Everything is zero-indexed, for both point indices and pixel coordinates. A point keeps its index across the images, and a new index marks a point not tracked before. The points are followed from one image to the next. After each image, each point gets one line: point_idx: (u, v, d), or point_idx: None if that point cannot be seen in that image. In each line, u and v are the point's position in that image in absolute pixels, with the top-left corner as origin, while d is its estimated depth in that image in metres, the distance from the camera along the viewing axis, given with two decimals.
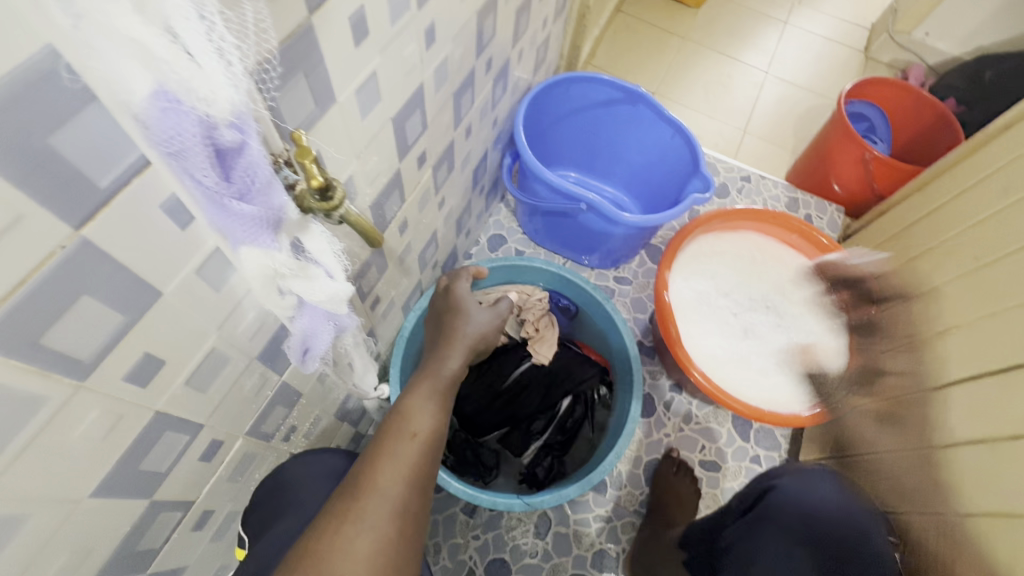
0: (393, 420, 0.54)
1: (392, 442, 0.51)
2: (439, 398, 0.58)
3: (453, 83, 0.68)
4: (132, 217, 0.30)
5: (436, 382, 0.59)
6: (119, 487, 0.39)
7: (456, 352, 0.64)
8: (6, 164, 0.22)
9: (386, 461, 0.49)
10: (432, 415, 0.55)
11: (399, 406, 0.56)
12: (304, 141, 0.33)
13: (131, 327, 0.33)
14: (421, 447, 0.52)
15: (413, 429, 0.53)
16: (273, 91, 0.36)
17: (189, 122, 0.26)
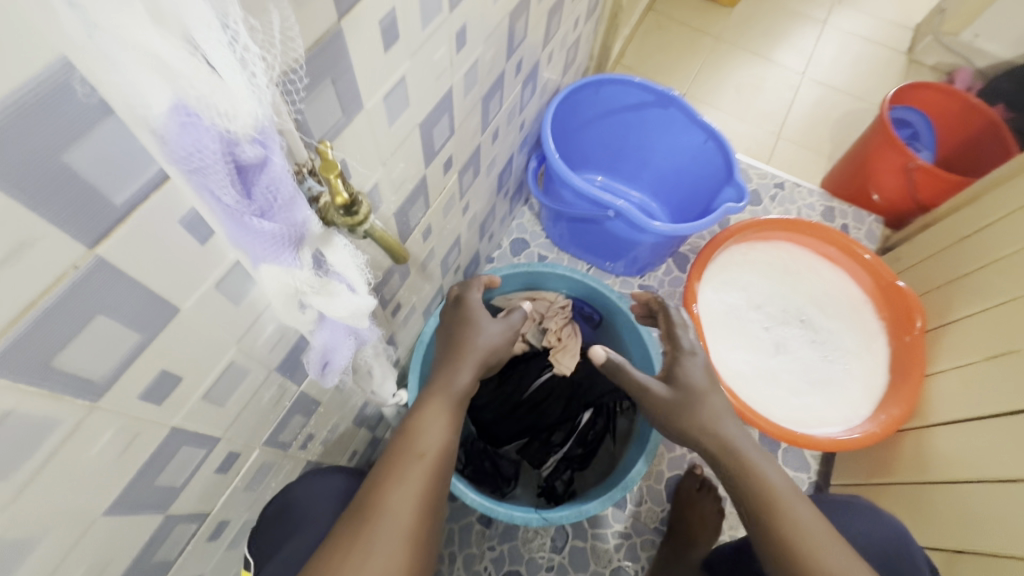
0: (402, 438, 0.52)
1: (401, 463, 0.49)
2: (449, 414, 0.55)
3: (482, 86, 0.65)
4: (150, 233, 0.28)
5: (447, 396, 0.57)
6: (133, 504, 0.38)
7: (466, 366, 0.59)
8: (18, 184, 0.21)
9: (395, 484, 0.48)
10: (442, 432, 0.53)
11: (408, 423, 0.54)
12: (329, 154, 0.32)
13: (147, 345, 0.32)
14: (431, 467, 0.50)
15: (422, 449, 0.51)
16: (299, 99, 0.34)
17: (210, 140, 0.24)
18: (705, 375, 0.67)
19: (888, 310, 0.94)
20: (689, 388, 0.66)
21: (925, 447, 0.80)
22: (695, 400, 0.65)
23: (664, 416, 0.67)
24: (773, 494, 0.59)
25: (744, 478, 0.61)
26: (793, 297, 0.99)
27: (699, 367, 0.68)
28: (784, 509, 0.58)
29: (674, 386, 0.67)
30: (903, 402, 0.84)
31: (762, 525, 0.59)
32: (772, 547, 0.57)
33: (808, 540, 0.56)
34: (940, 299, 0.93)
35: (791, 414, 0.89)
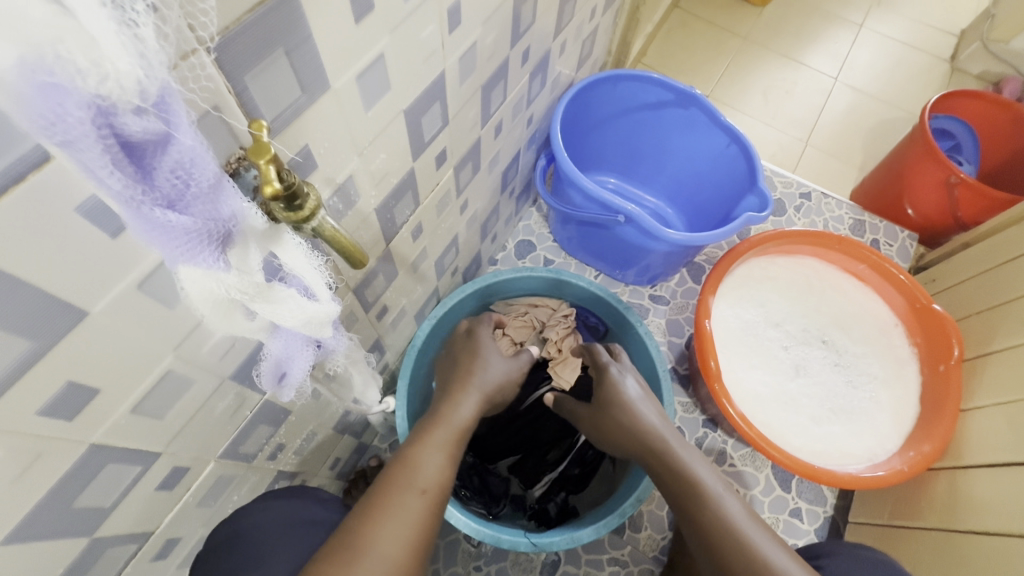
0: (400, 469, 0.51)
1: (398, 495, 0.48)
2: (449, 449, 0.55)
3: (482, 74, 0.60)
4: (30, 224, 0.23)
5: (449, 430, 0.56)
6: (45, 530, 0.34)
7: (469, 397, 0.60)
8: None
9: (389, 518, 0.46)
10: (440, 469, 0.52)
11: (405, 454, 0.53)
12: (262, 134, 0.26)
13: (46, 353, 0.27)
14: (430, 504, 0.49)
15: (423, 484, 0.50)
16: (236, 72, 0.29)
17: (77, 107, 0.19)
18: (629, 385, 0.68)
19: (921, 334, 0.86)
20: (611, 400, 0.67)
21: (960, 489, 0.72)
22: (619, 411, 0.66)
23: (602, 429, 0.69)
24: (698, 488, 0.58)
25: (671, 477, 0.61)
26: (816, 317, 0.92)
27: (620, 380, 0.68)
28: (712, 502, 0.57)
29: (602, 404, 0.68)
30: (935, 438, 0.76)
31: (692, 521, 0.58)
32: (704, 545, 0.56)
33: (733, 530, 0.55)
34: (981, 326, 0.85)
35: (809, 444, 0.82)
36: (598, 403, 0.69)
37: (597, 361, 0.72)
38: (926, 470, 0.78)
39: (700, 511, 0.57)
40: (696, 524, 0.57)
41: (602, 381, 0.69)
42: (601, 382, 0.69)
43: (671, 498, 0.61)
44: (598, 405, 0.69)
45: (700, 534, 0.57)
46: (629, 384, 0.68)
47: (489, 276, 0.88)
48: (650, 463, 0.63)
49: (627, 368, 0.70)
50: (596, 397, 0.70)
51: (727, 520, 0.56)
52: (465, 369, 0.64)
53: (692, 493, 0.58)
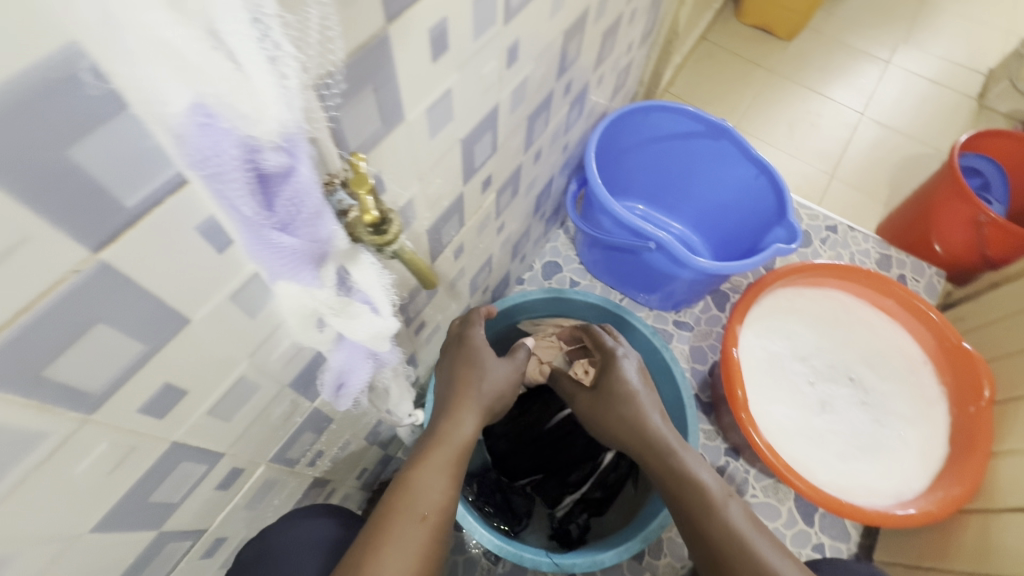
0: (400, 495, 0.53)
1: (400, 523, 0.51)
2: (451, 470, 0.56)
3: (530, 104, 0.63)
4: (161, 242, 0.26)
5: (448, 450, 0.57)
6: (123, 521, 0.36)
7: (468, 412, 0.61)
8: (13, 178, 0.19)
9: (394, 546, 0.49)
10: (442, 492, 0.54)
11: (403, 477, 0.55)
12: (361, 167, 0.30)
13: (153, 355, 0.30)
14: (432, 530, 0.52)
15: (423, 510, 0.52)
16: (335, 109, 0.32)
17: (231, 143, 0.22)
18: (634, 374, 0.69)
19: (951, 374, 0.86)
20: (617, 389, 0.68)
21: (990, 534, 0.71)
22: (625, 402, 0.67)
23: (605, 416, 0.69)
24: (703, 492, 0.60)
25: (676, 478, 0.61)
26: (843, 350, 0.92)
27: (627, 368, 0.69)
28: (717, 507, 0.58)
29: (606, 389, 0.69)
30: (964, 481, 0.75)
31: (696, 525, 0.59)
32: (708, 547, 0.58)
33: (738, 534, 0.56)
34: (1012, 369, 0.84)
35: (836, 479, 0.82)
36: (602, 389, 0.70)
37: (601, 346, 0.73)
38: (957, 513, 0.77)
39: (704, 515, 0.58)
40: (700, 529, 0.58)
41: (608, 368, 0.70)
42: (607, 369, 0.70)
43: (672, 499, 0.62)
44: (601, 389, 0.70)
45: (703, 537, 0.58)
46: (634, 371, 0.69)
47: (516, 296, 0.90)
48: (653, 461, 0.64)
49: (629, 352, 0.71)
50: (600, 384, 0.71)
51: (734, 525, 0.57)
52: (463, 382, 0.63)
53: (697, 496, 0.59)
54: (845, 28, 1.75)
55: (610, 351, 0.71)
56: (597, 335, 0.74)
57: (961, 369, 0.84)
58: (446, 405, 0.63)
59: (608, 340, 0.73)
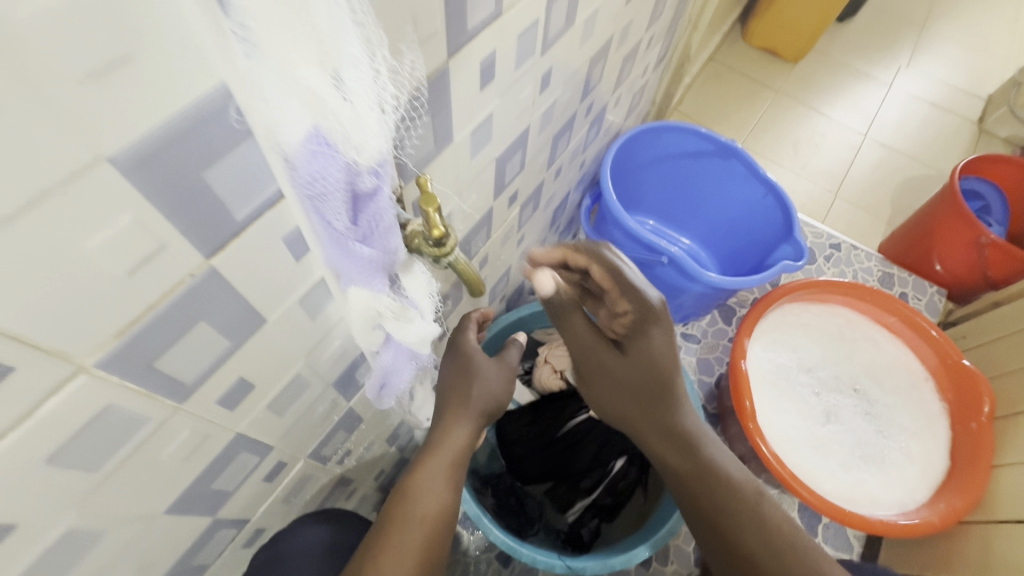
0: (397, 501, 0.49)
1: (396, 531, 0.47)
2: (449, 471, 0.52)
3: (556, 125, 0.67)
4: (256, 249, 0.30)
5: (444, 453, 0.53)
6: (189, 504, 0.39)
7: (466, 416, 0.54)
8: (162, 196, 0.22)
9: (392, 553, 0.45)
10: (441, 493, 0.50)
11: (402, 482, 0.51)
12: (429, 189, 0.32)
13: (234, 351, 0.33)
14: (430, 534, 0.48)
15: (422, 511, 0.48)
16: (409, 135, 0.37)
17: (335, 167, 0.25)
18: (667, 334, 0.56)
19: (952, 391, 0.89)
20: (654, 360, 0.56)
21: (993, 546, 0.74)
22: (664, 377, 0.56)
23: (635, 388, 0.58)
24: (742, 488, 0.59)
25: (716, 475, 0.59)
26: (847, 364, 0.95)
27: (657, 328, 0.56)
28: (758, 504, 0.58)
29: (635, 354, 0.57)
30: (966, 494, 0.78)
31: (737, 522, 0.57)
32: (749, 549, 0.56)
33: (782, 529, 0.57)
34: (1013, 387, 0.88)
35: (840, 489, 0.84)
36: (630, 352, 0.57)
37: (631, 294, 0.56)
38: (958, 525, 0.80)
39: (747, 512, 0.57)
40: (740, 526, 0.57)
41: (637, 328, 0.56)
42: (637, 329, 0.56)
43: (708, 499, 0.59)
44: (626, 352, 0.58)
45: (741, 535, 0.57)
46: (665, 326, 0.56)
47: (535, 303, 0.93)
48: (689, 458, 0.59)
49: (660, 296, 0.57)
50: (626, 346, 0.58)
51: (775, 520, 0.57)
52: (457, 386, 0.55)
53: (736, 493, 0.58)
54: (848, 52, 1.80)
55: (647, 303, 0.55)
56: (623, 275, 0.55)
57: (963, 387, 0.87)
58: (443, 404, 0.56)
59: (638, 284, 0.55)
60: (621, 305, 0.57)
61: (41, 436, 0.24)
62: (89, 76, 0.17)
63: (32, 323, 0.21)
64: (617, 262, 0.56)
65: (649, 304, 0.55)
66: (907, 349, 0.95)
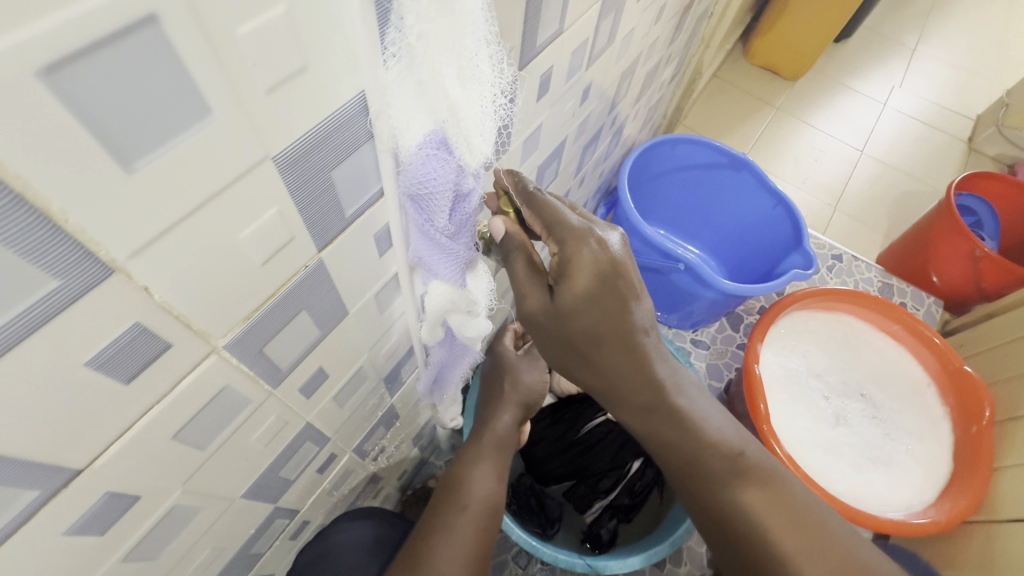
0: (446, 491, 0.52)
1: (445, 515, 0.49)
2: (492, 463, 0.55)
3: (586, 135, 0.70)
4: (358, 243, 0.32)
5: (486, 443, 0.57)
6: (260, 490, 0.40)
7: (506, 406, 0.61)
8: (298, 191, 0.24)
9: (444, 538, 0.47)
10: (486, 483, 0.53)
11: (450, 475, 0.54)
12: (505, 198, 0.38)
13: (321, 340, 0.35)
14: (475, 519, 0.49)
15: (466, 500, 0.50)
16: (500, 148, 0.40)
17: (446, 169, 0.27)
18: (612, 279, 0.38)
19: (953, 396, 0.92)
20: (601, 309, 0.39)
21: (995, 544, 0.77)
22: (620, 339, 0.40)
23: (573, 353, 0.41)
24: (779, 493, 0.42)
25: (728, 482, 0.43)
26: (854, 370, 0.99)
27: (591, 271, 0.38)
28: (800, 517, 0.41)
29: (564, 304, 0.38)
30: (970, 494, 0.81)
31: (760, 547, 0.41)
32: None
33: (838, 553, 0.39)
34: (1010, 392, 0.92)
35: (851, 489, 0.87)
36: (559, 302, 0.38)
37: (562, 233, 0.37)
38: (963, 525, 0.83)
39: (776, 528, 0.41)
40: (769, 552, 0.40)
41: (564, 273, 0.38)
42: (565, 275, 0.37)
43: (717, 509, 0.43)
44: (553, 297, 0.38)
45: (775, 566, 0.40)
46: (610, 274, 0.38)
47: None
48: (685, 456, 0.44)
49: (614, 240, 0.39)
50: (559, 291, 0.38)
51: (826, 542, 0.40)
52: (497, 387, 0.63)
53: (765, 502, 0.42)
54: (845, 71, 1.87)
55: (582, 251, 0.37)
56: (555, 214, 0.37)
57: (965, 393, 0.90)
58: (487, 401, 0.63)
59: (578, 224, 0.37)
60: (550, 247, 0.38)
61: (175, 412, 0.26)
62: (271, 88, 0.20)
63: (191, 306, 0.23)
64: (549, 194, 0.37)
65: (585, 249, 0.37)
66: (911, 358, 0.98)
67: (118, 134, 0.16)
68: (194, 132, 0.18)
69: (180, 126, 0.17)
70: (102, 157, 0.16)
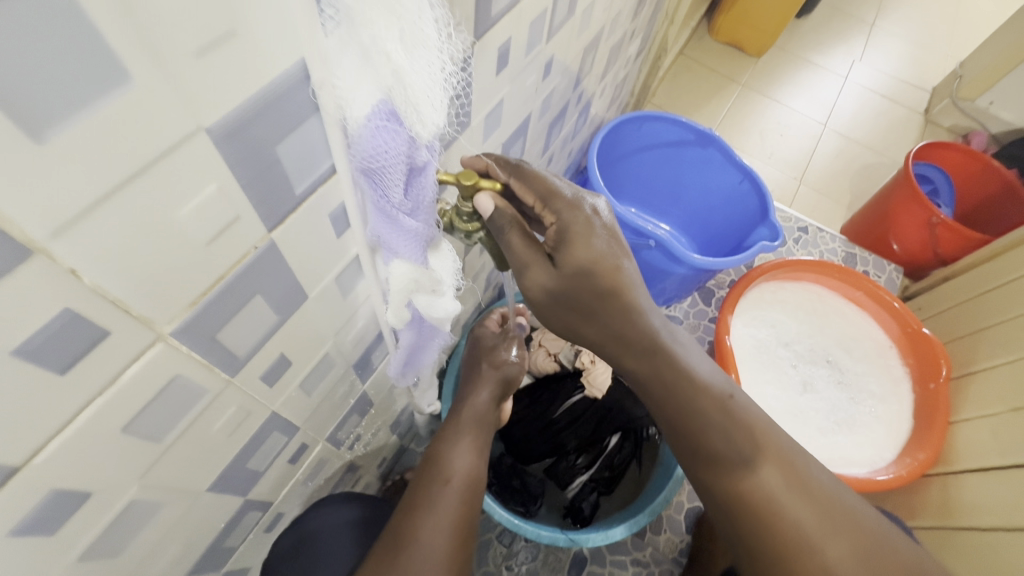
0: (427, 468, 0.52)
1: (428, 490, 0.49)
2: (473, 440, 0.55)
3: (552, 112, 0.69)
4: (311, 223, 0.31)
5: (467, 422, 0.57)
6: (227, 483, 0.39)
7: (485, 383, 0.61)
8: (242, 167, 0.23)
9: (427, 512, 0.47)
10: (466, 458, 0.53)
11: (431, 452, 0.54)
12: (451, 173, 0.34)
13: (279, 327, 0.34)
14: (457, 494, 0.49)
15: (447, 474, 0.50)
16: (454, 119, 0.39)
17: (398, 141, 0.27)
18: (609, 242, 0.40)
19: (913, 356, 0.96)
20: (599, 269, 0.39)
21: (953, 494, 0.82)
22: (597, 299, 0.40)
23: (568, 308, 0.42)
24: (771, 438, 0.42)
25: (736, 448, 0.41)
26: (821, 336, 1.02)
27: (588, 237, 0.39)
28: (792, 463, 0.41)
29: (565, 269, 0.39)
30: (929, 447, 0.85)
31: (750, 490, 0.41)
32: (776, 535, 0.39)
33: (822, 496, 0.40)
34: (966, 348, 0.96)
35: (819, 452, 0.90)
36: (558, 266, 0.40)
37: (557, 203, 0.40)
38: (923, 476, 0.88)
39: (769, 471, 0.41)
40: (762, 493, 0.40)
41: (563, 240, 0.40)
42: (564, 240, 0.40)
43: (721, 464, 0.42)
44: (554, 265, 0.40)
45: (766, 507, 0.40)
46: (606, 239, 0.40)
47: None
48: (687, 409, 0.43)
49: (603, 206, 0.42)
50: (558, 258, 0.40)
51: (816, 489, 0.40)
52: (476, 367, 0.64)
53: (760, 446, 0.41)
54: (807, 46, 1.89)
55: (578, 216, 0.39)
56: (547, 184, 0.40)
57: (923, 352, 0.94)
58: (466, 383, 0.64)
59: (571, 195, 0.40)
60: (546, 217, 0.40)
61: (124, 402, 0.25)
62: (200, 51, 0.19)
63: (129, 289, 0.22)
64: (534, 168, 0.40)
65: (581, 214, 0.40)
66: (873, 322, 1.02)
67: (26, 100, 0.15)
68: (115, 98, 0.17)
69: (97, 91, 0.16)
70: (6, 125, 0.15)
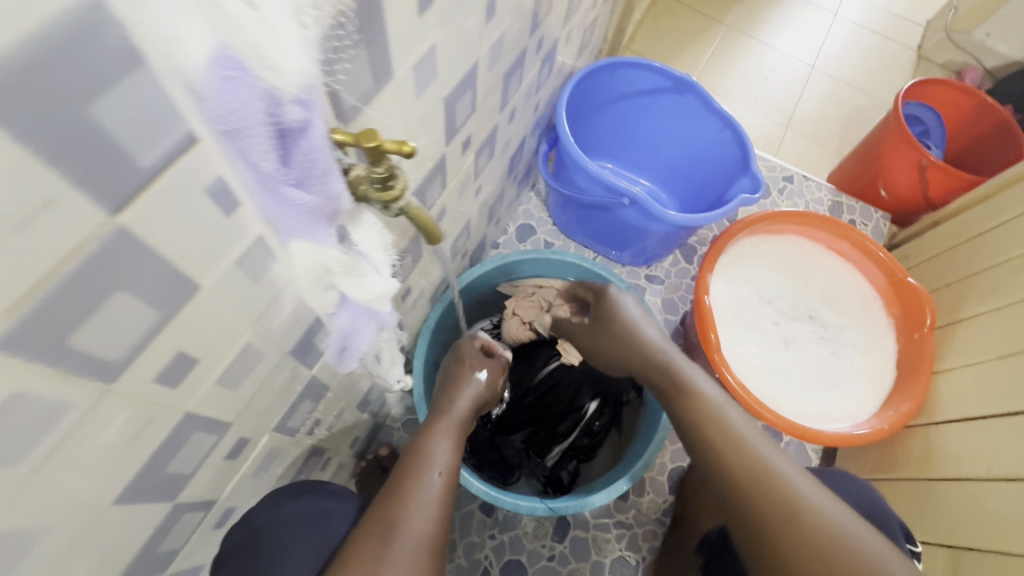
0: (413, 456, 0.53)
1: (417, 480, 0.49)
2: (455, 437, 0.57)
3: (506, 62, 0.63)
4: (177, 201, 0.26)
5: (451, 420, 0.59)
6: (142, 492, 0.36)
7: (465, 389, 0.64)
8: (38, 136, 0.18)
9: (418, 501, 0.47)
10: (451, 455, 0.54)
11: (416, 444, 0.55)
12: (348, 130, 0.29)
13: (165, 324, 0.30)
14: (447, 484, 0.51)
15: (438, 467, 0.52)
16: (338, 66, 0.32)
17: (254, 95, 0.23)
18: (637, 311, 0.66)
19: (898, 306, 0.93)
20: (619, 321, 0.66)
21: (933, 444, 0.81)
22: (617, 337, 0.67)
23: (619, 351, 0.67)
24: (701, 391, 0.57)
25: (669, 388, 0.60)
26: (804, 289, 0.99)
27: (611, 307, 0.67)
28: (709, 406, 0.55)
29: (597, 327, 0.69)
30: (912, 397, 0.83)
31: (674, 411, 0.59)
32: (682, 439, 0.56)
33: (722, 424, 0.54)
34: (951, 296, 0.93)
35: (800, 408, 0.89)
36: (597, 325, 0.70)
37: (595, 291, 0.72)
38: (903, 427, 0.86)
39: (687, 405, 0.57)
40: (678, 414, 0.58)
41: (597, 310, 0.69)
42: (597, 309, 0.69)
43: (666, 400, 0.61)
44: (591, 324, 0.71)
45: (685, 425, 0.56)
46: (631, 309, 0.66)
47: (515, 254, 0.90)
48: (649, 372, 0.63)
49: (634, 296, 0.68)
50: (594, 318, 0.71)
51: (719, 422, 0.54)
52: (457, 374, 0.67)
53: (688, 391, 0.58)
54: None
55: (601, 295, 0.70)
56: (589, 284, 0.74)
57: (908, 303, 0.91)
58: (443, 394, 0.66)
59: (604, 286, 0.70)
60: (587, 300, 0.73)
61: None
62: None
63: None
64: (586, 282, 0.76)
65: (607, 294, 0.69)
66: (857, 273, 0.99)
67: None
68: None
69: None
70: None
